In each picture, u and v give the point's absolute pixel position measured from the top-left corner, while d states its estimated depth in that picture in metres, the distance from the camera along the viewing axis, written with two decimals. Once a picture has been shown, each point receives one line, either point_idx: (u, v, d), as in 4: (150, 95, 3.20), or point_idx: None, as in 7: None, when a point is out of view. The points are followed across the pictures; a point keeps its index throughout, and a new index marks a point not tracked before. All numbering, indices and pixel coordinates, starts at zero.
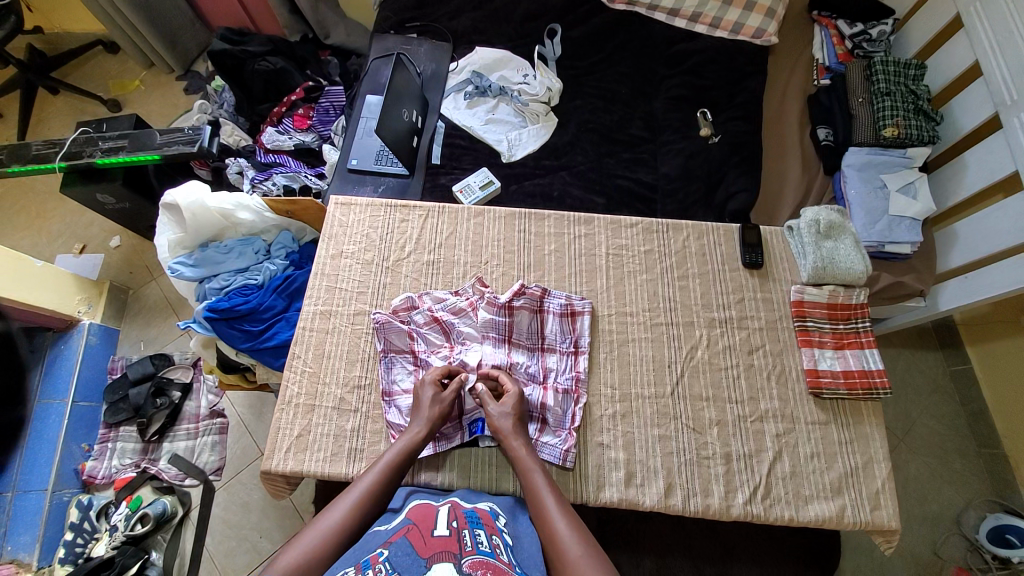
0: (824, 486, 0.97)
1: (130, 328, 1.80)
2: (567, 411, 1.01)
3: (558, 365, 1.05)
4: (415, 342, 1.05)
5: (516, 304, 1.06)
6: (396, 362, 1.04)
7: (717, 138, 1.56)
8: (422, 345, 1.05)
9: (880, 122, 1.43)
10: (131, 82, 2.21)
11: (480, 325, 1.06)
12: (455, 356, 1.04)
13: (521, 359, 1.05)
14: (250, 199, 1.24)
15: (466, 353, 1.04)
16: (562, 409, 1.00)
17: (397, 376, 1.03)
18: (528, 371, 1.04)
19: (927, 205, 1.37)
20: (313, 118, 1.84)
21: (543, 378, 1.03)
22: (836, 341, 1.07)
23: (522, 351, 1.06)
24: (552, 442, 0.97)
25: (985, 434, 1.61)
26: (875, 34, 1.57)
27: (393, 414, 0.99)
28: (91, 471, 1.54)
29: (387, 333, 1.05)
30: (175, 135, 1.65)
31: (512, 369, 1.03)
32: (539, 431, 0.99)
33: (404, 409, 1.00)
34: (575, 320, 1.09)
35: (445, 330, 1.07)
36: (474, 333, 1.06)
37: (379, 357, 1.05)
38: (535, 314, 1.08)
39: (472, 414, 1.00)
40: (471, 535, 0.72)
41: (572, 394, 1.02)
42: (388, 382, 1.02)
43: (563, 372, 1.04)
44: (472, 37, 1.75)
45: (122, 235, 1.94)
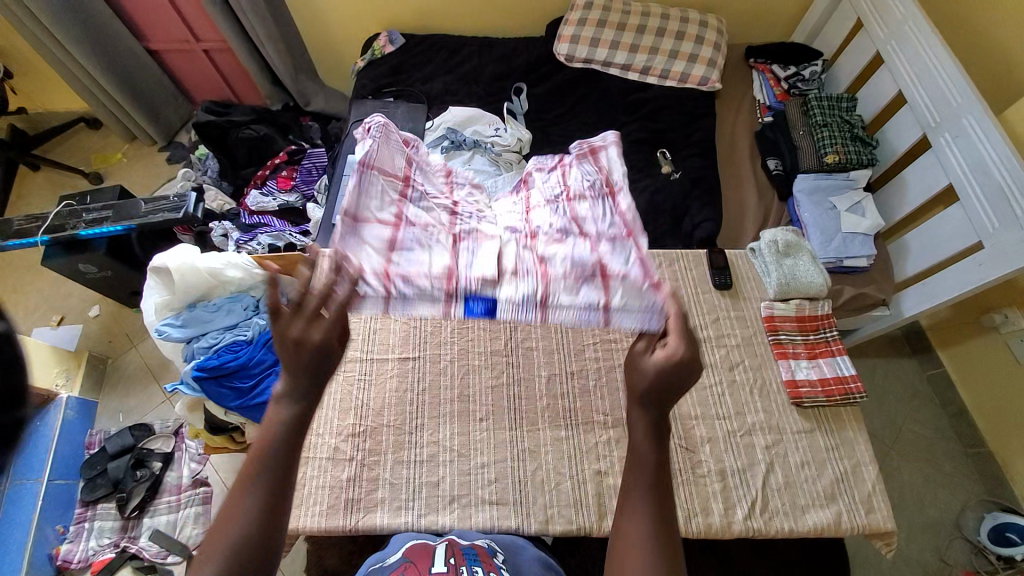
0: (818, 494, 0.99)
1: (109, 397, 1.76)
2: (626, 262, 0.96)
3: (597, 214, 1.05)
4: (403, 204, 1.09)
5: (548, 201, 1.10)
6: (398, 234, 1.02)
7: (677, 174, 1.68)
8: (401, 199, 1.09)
9: (822, 150, 1.57)
10: (113, 155, 2.27)
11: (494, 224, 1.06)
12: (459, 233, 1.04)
13: (559, 217, 1.06)
14: (238, 257, 1.26)
15: (474, 220, 1.09)
16: (613, 262, 0.95)
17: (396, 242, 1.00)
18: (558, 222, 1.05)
19: (876, 221, 1.49)
20: (296, 178, 1.91)
21: (569, 211, 1.09)
22: (809, 351, 1.13)
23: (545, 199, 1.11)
24: (608, 293, 0.90)
25: (968, 434, 1.66)
26: (808, 74, 1.77)
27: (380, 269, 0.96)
28: (66, 556, 1.46)
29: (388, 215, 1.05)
30: (161, 203, 1.69)
31: (536, 232, 1.05)
32: (600, 295, 0.92)
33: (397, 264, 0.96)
34: (599, 155, 1.14)
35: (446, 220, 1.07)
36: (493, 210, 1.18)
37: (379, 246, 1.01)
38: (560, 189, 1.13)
39: (477, 273, 0.96)
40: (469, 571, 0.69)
41: (627, 241, 1.00)
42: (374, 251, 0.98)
43: (604, 226, 1.03)
44: (445, 97, 1.88)
45: (102, 304, 1.92)
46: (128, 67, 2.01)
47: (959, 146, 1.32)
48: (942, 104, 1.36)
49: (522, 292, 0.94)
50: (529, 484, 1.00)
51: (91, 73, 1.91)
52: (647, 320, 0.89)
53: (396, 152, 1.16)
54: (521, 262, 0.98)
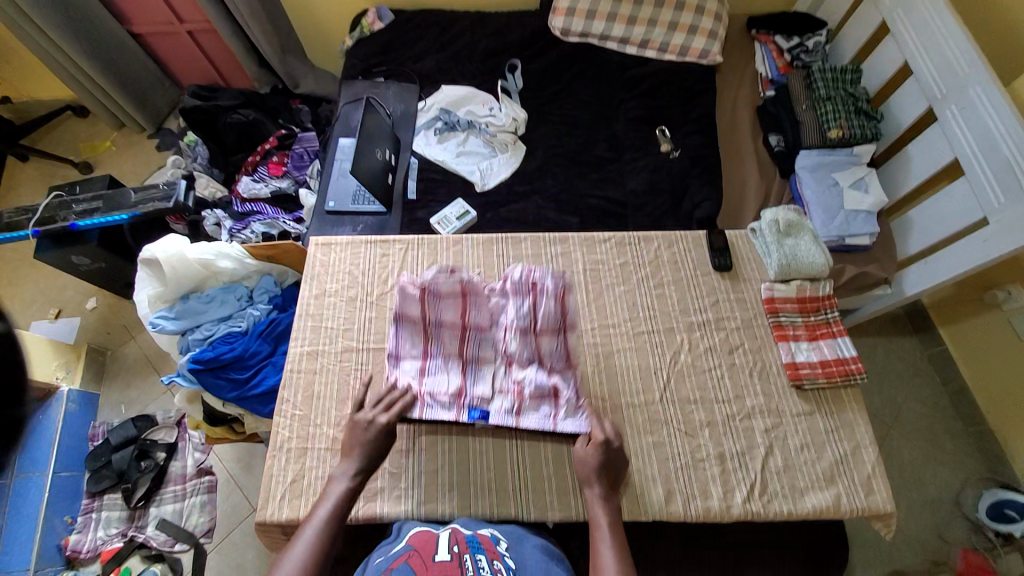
0: (817, 476, 0.99)
1: (111, 389, 1.76)
2: (567, 385, 1.03)
3: (551, 347, 1.05)
4: (414, 337, 1.08)
5: (521, 285, 1.06)
6: (408, 332, 1.09)
7: (677, 153, 1.64)
8: (421, 334, 1.08)
9: (826, 125, 1.52)
10: (102, 143, 2.22)
11: (489, 309, 1.08)
12: (465, 335, 1.07)
13: (528, 329, 1.05)
14: (228, 247, 1.25)
15: (478, 343, 1.07)
16: (558, 385, 1.03)
17: (407, 345, 1.09)
18: (525, 348, 1.05)
19: (880, 198, 1.46)
20: (288, 164, 1.87)
21: (534, 334, 1.05)
22: (810, 333, 1.12)
23: (511, 321, 1.05)
24: (564, 416, 1.01)
25: (968, 412, 1.67)
26: (811, 45, 1.70)
27: (395, 374, 1.05)
28: (75, 546, 1.48)
29: (404, 301, 1.08)
30: (150, 192, 1.66)
31: (511, 355, 1.06)
32: (551, 408, 1.03)
33: (408, 373, 1.05)
34: (563, 300, 1.05)
35: (463, 304, 1.07)
36: (489, 317, 1.08)
37: (388, 360, 1.07)
38: (524, 299, 1.06)
39: (473, 394, 1.04)
40: (473, 561, 0.71)
41: (567, 371, 1.05)
42: (395, 347, 1.08)
43: (555, 355, 1.05)
44: (437, 76, 1.83)
45: (99, 296, 1.91)
46: (111, 51, 1.95)
47: (966, 118, 1.28)
48: (949, 75, 1.31)
49: (501, 409, 1.03)
50: (528, 471, 1.00)
51: (74, 59, 1.86)
52: (578, 425, 1.00)
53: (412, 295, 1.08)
54: (494, 374, 1.06)
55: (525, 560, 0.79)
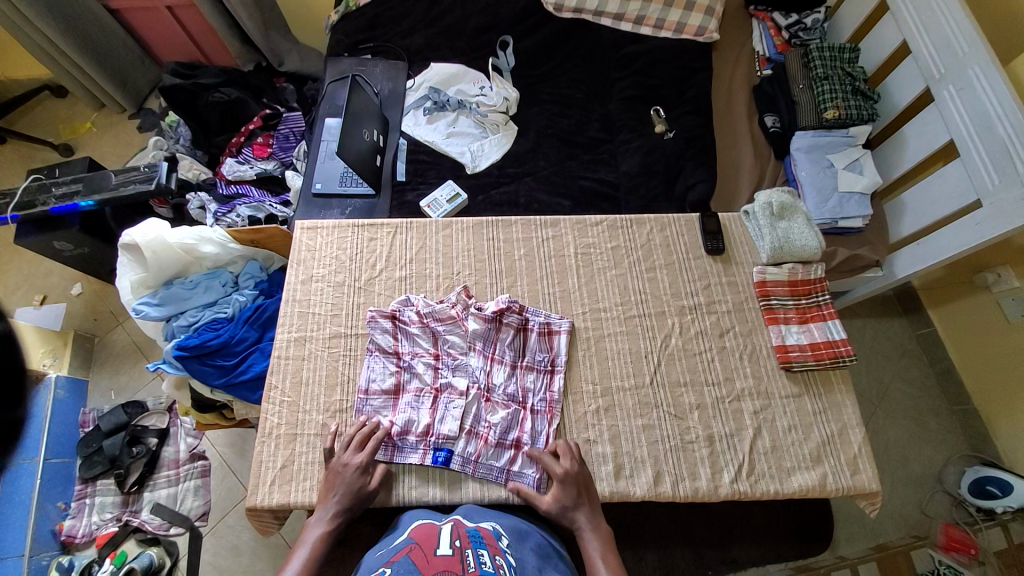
0: (805, 456, 1.00)
1: (101, 376, 1.74)
2: (539, 432, 1.01)
3: (535, 384, 1.05)
4: (389, 369, 1.05)
5: (504, 319, 1.08)
6: (380, 361, 1.06)
7: (672, 134, 1.61)
8: (395, 367, 1.06)
9: (822, 105, 1.50)
10: (82, 124, 2.15)
11: (468, 335, 1.06)
12: (439, 365, 1.06)
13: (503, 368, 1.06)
14: (211, 231, 1.22)
15: (450, 368, 1.05)
16: (529, 430, 1.00)
17: (377, 376, 1.05)
18: (508, 386, 1.04)
19: (874, 180, 1.45)
20: (273, 145, 1.81)
21: (523, 370, 1.06)
22: (800, 316, 1.12)
23: (484, 356, 1.06)
24: (522, 467, 0.98)
25: (954, 391, 1.69)
26: (810, 22, 1.67)
27: (365, 411, 1.02)
28: (69, 531, 1.49)
29: (373, 332, 1.08)
30: (131, 174, 1.62)
31: (490, 388, 1.03)
32: (511, 457, 0.98)
33: (377, 408, 1.02)
34: (552, 338, 1.09)
35: (434, 335, 1.08)
36: (462, 350, 1.06)
37: (357, 396, 1.03)
38: (517, 332, 1.09)
39: (440, 432, 0.99)
40: (474, 555, 0.71)
41: (546, 414, 1.03)
42: (367, 379, 1.04)
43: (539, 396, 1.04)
44: (426, 53, 1.77)
45: (85, 281, 1.87)
46: (88, 27, 1.86)
47: (963, 98, 1.26)
48: (948, 54, 1.29)
49: (463, 453, 0.98)
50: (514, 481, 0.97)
51: (47, 35, 1.77)
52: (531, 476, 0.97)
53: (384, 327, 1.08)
54: (462, 413, 1.00)
55: (525, 557, 0.79)
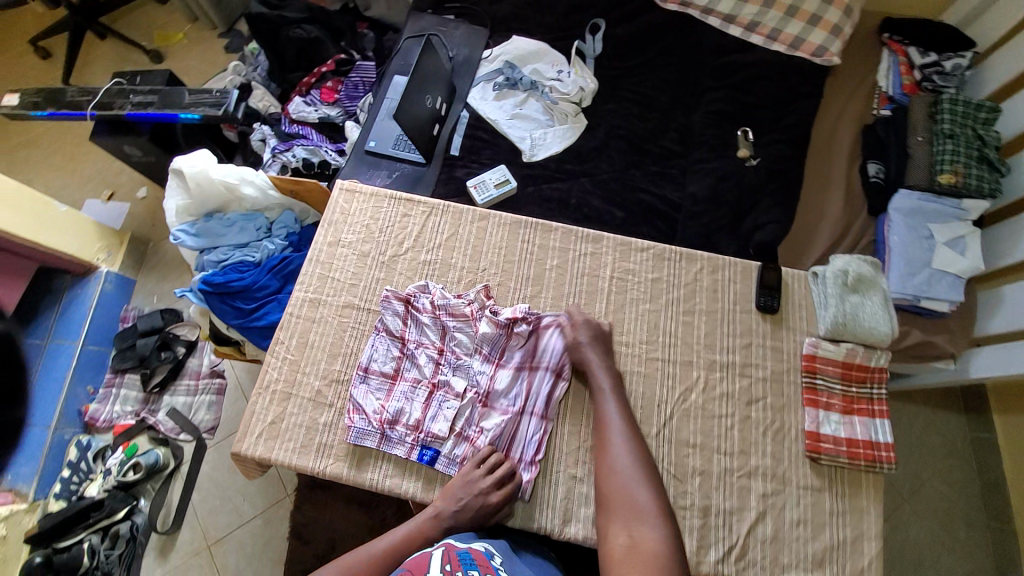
0: (806, 556, 0.90)
1: (147, 279, 1.84)
2: (532, 438, 0.98)
3: (535, 391, 1.01)
4: (389, 355, 1.04)
5: (518, 326, 1.04)
6: (384, 343, 1.04)
7: (754, 162, 1.45)
8: (397, 355, 1.04)
9: (937, 166, 1.31)
10: (174, 34, 2.21)
11: (477, 338, 1.03)
12: (440, 359, 1.03)
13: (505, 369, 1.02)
14: (254, 174, 1.24)
15: (451, 367, 1.03)
16: (520, 437, 0.98)
17: (378, 357, 1.03)
18: (509, 385, 1.01)
19: (974, 264, 1.25)
20: (341, 92, 1.79)
21: (530, 371, 1.02)
22: (845, 405, 0.99)
23: (487, 357, 1.03)
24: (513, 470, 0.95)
25: (997, 506, 1.49)
26: (948, 66, 1.43)
27: (360, 388, 1.01)
28: (94, 414, 1.61)
29: (385, 311, 1.06)
30: (203, 97, 1.65)
31: (487, 390, 1.00)
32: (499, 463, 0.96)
33: (373, 389, 1.01)
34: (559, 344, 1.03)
35: (443, 329, 1.05)
36: (469, 350, 1.03)
37: (354, 376, 1.02)
38: (530, 338, 1.05)
39: (430, 430, 0.97)
40: None
41: (541, 421, 0.99)
42: (368, 358, 1.03)
43: (540, 403, 1.00)
44: (510, 23, 1.67)
45: (150, 187, 1.97)
46: None
47: None
48: None
49: (451, 454, 0.96)
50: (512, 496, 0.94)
51: None
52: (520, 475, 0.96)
53: (396, 310, 1.06)
54: (455, 414, 0.98)
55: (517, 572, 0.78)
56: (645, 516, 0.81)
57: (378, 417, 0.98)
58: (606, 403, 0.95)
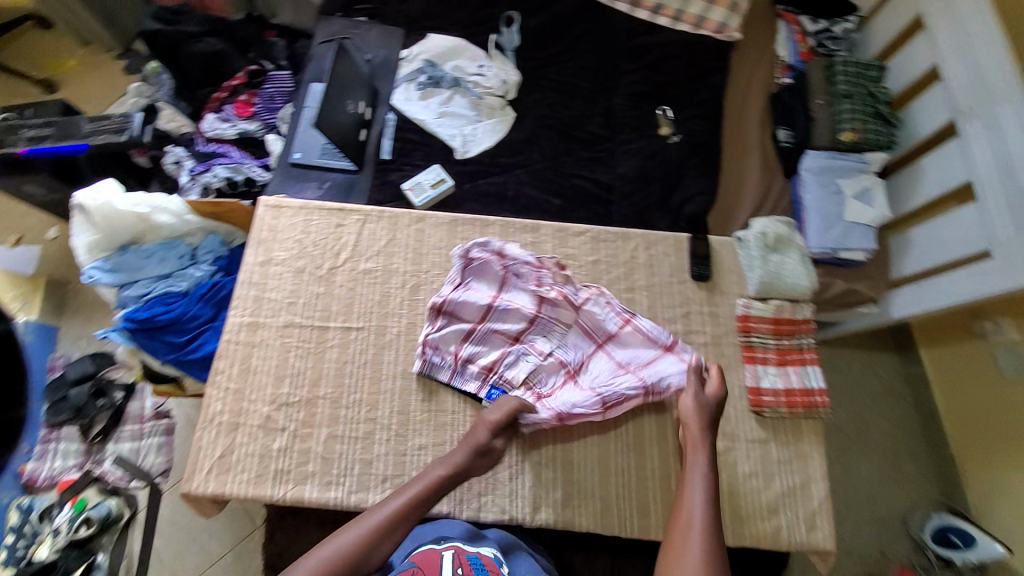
0: (761, 506, 0.96)
1: (72, 323, 1.68)
2: (578, 406, 0.98)
3: (618, 378, 1.01)
4: (486, 294, 1.06)
5: (631, 321, 1.05)
6: (470, 299, 1.05)
7: (677, 138, 1.51)
8: (498, 294, 1.06)
9: (839, 125, 1.42)
10: (67, 61, 2.02)
11: (580, 322, 1.06)
12: (538, 324, 1.05)
13: (608, 360, 1.04)
14: (166, 199, 1.17)
15: (547, 328, 1.06)
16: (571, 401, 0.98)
17: (469, 307, 1.05)
18: (606, 369, 1.03)
19: (882, 212, 1.37)
20: (256, 105, 1.71)
21: (626, 369, 1.03)
22: (780, 357, 1.05)
23: (593, 338, 1.06)
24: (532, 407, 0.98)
25: (939, 439, 1.62)
26: (839, 31, 1.56)
27: (443, 326, 1.04)
28: (32, 473, 1.46)
29: (476, 265, 1.07)
30: (104, 123, 1.53)
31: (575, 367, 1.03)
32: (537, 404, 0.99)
33: (458, 336, 1.04)
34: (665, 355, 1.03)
35: (540, 298, 1.05)
36: (569, 324, 1.06)
37: (435, 314, 1.05)
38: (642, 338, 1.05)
39: (505, 373, 1.02)
40: None
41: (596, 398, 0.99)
42: (455, 305, 1.05)
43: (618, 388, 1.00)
44: (424, 21, 1.65)
45: (61, 227, 1.80)
46: None
47: (991, 139, 1.16)
48: (981, 87, 1.18)
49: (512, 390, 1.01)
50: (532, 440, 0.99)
51: None
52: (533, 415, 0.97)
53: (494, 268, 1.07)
54: (532, 370, 1.02)
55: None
56: (688, 535, 0.77)
57: (455, 352, 1.03)
58: (693, 437, 0.90)
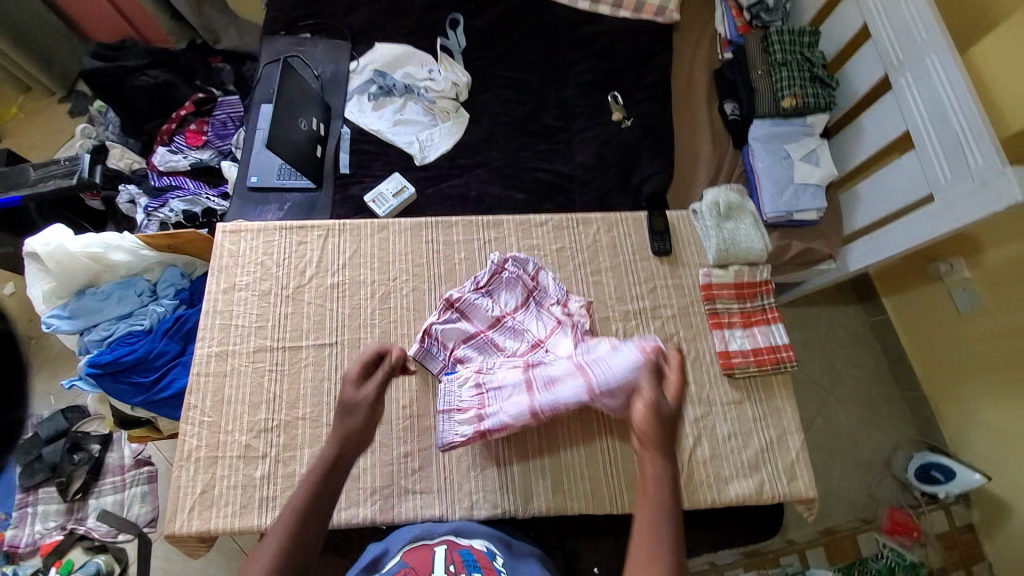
0: (742, 464, 1.00)
1: (38, 378, 1.63)
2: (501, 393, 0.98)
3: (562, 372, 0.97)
4: (503, 306, 1.08)
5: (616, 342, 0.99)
6: (481, 305, 1.07)
7: (629, 122, 1.55)
8: (513, 308, 1.08)
9: (780, 93, 1.44)
10: (6, 109, 1.96)
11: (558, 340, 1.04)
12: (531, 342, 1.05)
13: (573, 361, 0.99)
14: (118, 237, 1.15)
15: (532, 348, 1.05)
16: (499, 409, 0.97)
17: (481, 310, 1.07)
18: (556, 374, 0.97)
19: (829, 171, 1.42)
20: (208, 133, 1.69)
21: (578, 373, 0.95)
22: (744, 320, 1.10)
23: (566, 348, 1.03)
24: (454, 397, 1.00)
25: (905, 378, 1.71)
26: (772, 2, 1.55)
27: (450, 321, 1.06)
28: (12, 541, 1.41)
29: (499, 277, 1.09)
30: (52, 168, 1.49)
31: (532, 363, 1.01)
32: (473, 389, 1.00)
33: (461, 332, 1.06)
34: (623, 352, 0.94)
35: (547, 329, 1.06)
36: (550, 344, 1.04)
37: (444, 308, 1.07)
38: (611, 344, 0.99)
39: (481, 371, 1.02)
40: None
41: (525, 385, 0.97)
42: (467, 305, 1.07)
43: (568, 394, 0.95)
44: (370, 32, 1.65)
45: (17, 281, 1.74)
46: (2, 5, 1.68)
47: (920, 88, 1.22)
48: (907, 39, 1.24)
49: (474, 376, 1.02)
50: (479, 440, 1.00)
51: None
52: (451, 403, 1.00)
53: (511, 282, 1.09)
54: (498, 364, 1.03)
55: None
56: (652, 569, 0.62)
57: (455, 343, 1.05)
58: (652, 455, 0.74)
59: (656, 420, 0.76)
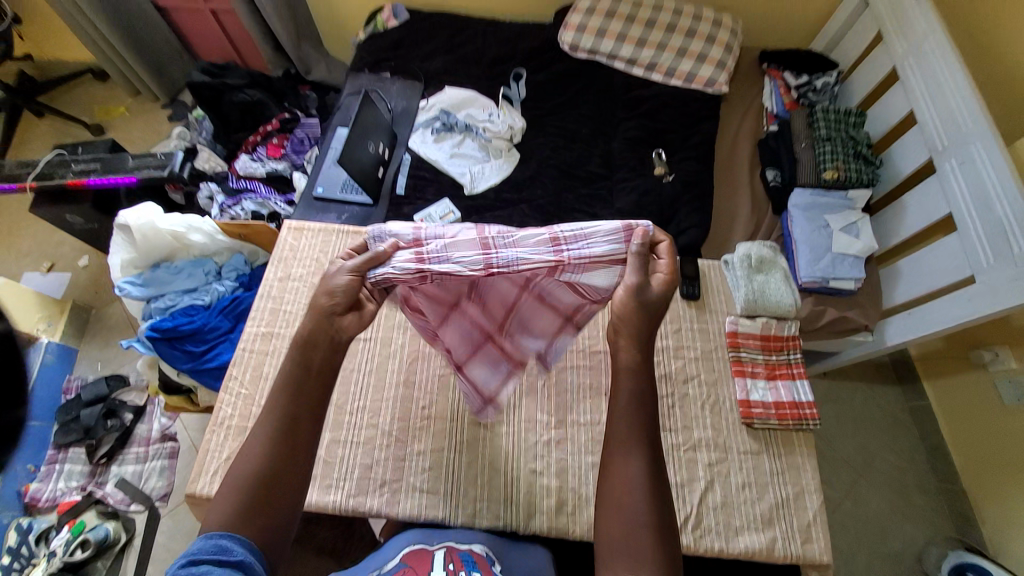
0: (756, 517, 0.97)
1: (90, 346, 1.76)
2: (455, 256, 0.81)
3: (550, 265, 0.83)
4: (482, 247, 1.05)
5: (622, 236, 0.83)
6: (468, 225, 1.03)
7: (670, 177, 1.63)
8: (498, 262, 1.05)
9: (822, 164, 1.50)
10: (116, 108, 2.27)
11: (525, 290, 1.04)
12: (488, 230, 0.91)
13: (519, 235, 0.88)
14: (201, 222, 1.30)
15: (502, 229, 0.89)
16: (453, 255, 0.80)
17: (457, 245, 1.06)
18: (531, 243, 0.82)
19: (869, 244, 1.44)
20: (287, 147, 1.89)
21: (555, 250, 0.81)
22: (768, 372, 1.10)
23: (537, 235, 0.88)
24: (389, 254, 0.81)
25: (944, 469, 1.60)
26: (819, 84, 1.69)
27: None
28: (34, 494, 1.47)
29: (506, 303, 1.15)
30: (148, 159, 1.70)
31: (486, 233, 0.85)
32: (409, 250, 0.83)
33: None
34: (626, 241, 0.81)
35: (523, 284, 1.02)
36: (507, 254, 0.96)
37: None
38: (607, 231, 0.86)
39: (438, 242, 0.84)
40: None
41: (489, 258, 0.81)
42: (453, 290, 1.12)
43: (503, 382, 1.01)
44: (442, 76, 1.85)
45: (92, 255, 1.92)
46: (138, 25, 1.98)
47: (964, 173, 1.25)
48: (953, 128, 1.28)
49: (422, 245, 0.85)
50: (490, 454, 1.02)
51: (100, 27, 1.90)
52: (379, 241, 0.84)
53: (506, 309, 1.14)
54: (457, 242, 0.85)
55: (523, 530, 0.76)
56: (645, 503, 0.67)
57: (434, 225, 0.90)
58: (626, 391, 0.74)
59: (641, 311, 0.76)
